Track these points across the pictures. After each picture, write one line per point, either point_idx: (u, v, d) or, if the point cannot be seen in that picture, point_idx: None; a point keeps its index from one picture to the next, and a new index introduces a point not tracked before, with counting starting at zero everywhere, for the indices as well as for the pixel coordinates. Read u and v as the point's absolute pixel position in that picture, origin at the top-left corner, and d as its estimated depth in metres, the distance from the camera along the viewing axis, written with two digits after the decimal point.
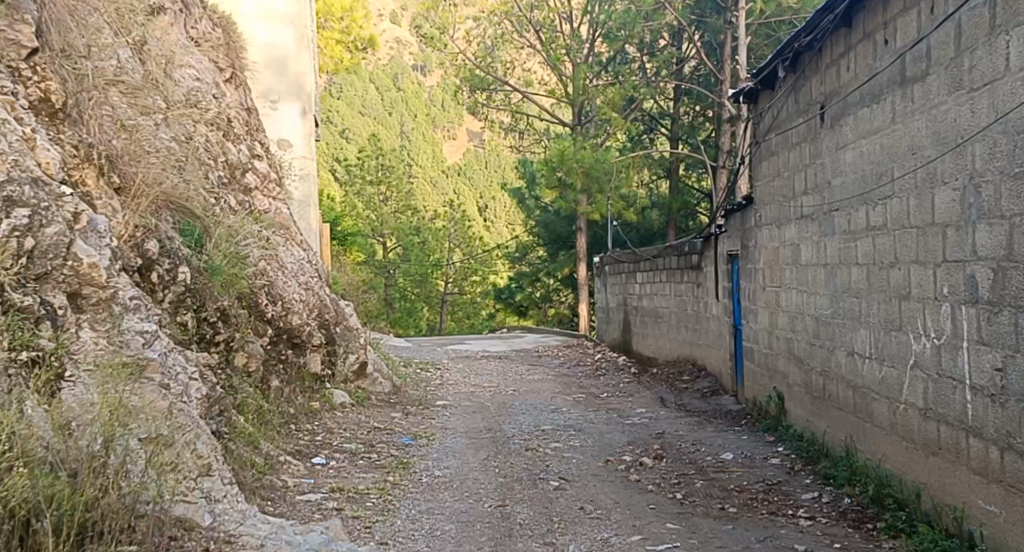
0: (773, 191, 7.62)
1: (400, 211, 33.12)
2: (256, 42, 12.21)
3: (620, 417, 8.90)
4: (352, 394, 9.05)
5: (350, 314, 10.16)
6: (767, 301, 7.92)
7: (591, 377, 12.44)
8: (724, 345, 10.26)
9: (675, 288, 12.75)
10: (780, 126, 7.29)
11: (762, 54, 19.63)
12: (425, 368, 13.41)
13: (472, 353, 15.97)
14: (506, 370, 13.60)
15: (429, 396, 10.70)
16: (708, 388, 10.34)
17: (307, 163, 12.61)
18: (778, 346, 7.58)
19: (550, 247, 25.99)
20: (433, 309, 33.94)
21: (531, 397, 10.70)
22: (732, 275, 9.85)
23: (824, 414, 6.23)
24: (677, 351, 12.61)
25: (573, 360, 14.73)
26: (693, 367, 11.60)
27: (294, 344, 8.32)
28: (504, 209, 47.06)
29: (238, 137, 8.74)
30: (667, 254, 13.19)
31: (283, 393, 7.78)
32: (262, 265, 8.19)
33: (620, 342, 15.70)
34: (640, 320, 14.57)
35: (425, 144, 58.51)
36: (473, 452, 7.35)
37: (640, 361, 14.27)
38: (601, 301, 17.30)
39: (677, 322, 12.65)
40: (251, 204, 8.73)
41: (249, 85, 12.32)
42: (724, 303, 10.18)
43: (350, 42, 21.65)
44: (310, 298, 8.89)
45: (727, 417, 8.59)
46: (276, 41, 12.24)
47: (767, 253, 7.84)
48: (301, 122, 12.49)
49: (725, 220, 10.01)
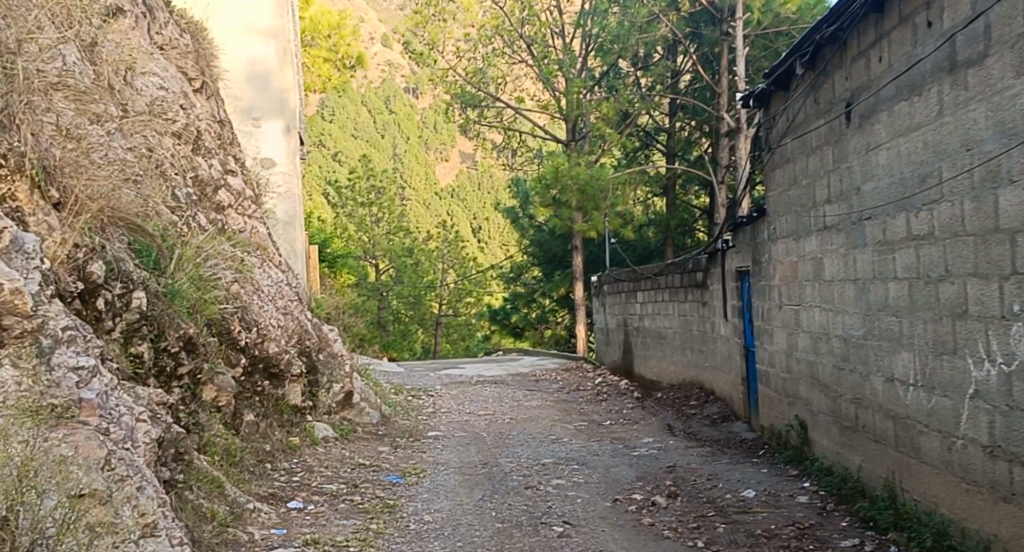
0: (789, 201, 7.00)
1: (392, 232, 32.53)
2: (236, 58, 11.61)
3: (625, 448, 8.26)
4: (337, 427, 8.38)
5: (335, 339, 9.52)
6: (785, 321, 7.29)
7: (593, 403, 11.79)
8: (734, 367, 9.64)
9: (679, 307, 12.12)
10: (797, 129, 6.68)
11: (760, 66, 19.08)
12: (417, 395, 12.76)
13: (466, 377, 15.34)
14: (502, 395, 12.95)
15: (420, 426, 10.04)
16: (717, 413, 9.70)
17: (292, 183, 12.01)
18: (798, 370, 6.94)
19: (546, 267, 25.39)
20: (427, 331, 33.30)
21: (529, 426, 10.04)
22: (742, 292, 9.22)
23: (857, 446, 5.60)
24: (682, 374, 11.97)
25: (572, 384, 14.08)
26: (700, 391, 10.96)
27: (272, 374, 7.65)
28: (497, 229, 46.46)
29: (209, 151, 8.14)
30: (669, 271, 12.58)
31: (258, 429, 7.11)
32: (235, 289, 7.54)
33: (621, 364, 15.05)
34: (642, 341, 13.94)
35: (418, 166, 58.03)
36: (467, 491, 6.69)
37: (643, 384, 13.63)
38: (600, 322, 16.66)
39: (682, 343, 12.02)
40: (224, 223, 8.10)
41: (229, 103, 11.71)
42: (733, 322, 9.55)
43: (338, 61, 21.07)
44: (290, 323, 8.25)
45: (742, 447, 7.94)
46: (257, 55, 11.65)
47: (784, 268, 7.22)
48: (285, 141, 11.86)
49: (732, 233, 9.40)
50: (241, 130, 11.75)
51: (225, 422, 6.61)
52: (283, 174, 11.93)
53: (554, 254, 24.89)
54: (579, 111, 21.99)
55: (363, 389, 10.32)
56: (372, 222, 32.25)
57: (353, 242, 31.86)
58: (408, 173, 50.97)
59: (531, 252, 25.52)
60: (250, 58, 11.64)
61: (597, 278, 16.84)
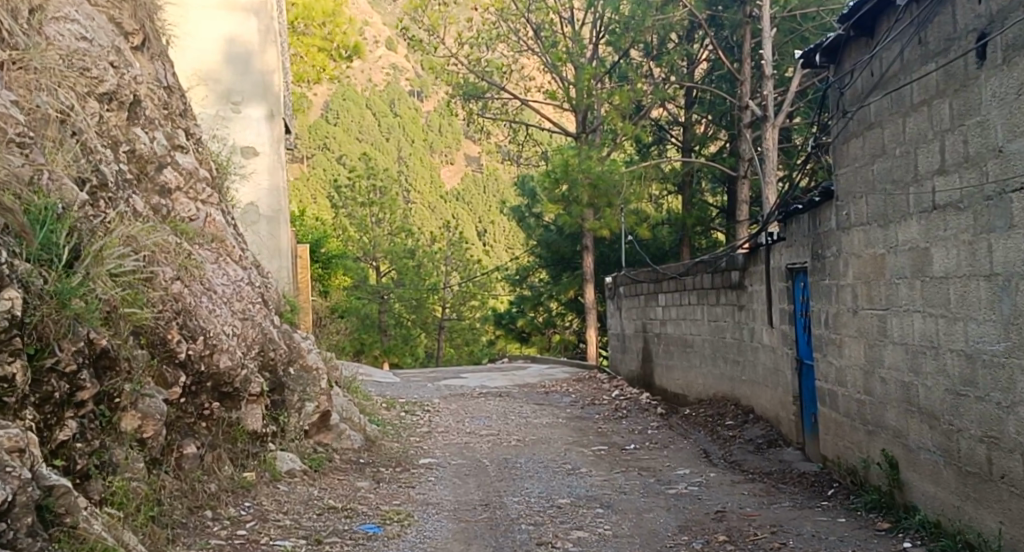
0: (870, 178, 5.55)
1: (394, 233, 31.01)
2: (214, 36, 10.47)
3: (659, 485, 6.80)
4: (307, 458, 6.92)
5: (309, 349, 8.07)
6: (863, 330, 5.85)
7: (610, 422, 10.31)
8: (782, 384, 8.16)
9: (711, 311, 10.67)
10: (886, 84, 5.24)
11: (787, 51, 17.54)
12: (412, 411, 11.31)
13: (469, 389, 13.86)
14: (508, 411, 11.47)
15: (413, 451, 8.59)
16: (763, 438, 8.20)
17: (275, 173, 10.87)
18: (883, 392, 5.52)
19: (554, 268, 23.91)
20: (429, 336, 31.86)
21: (539, 452, 8.58)
22: (795, 294, 7.71)
23: (990, 502, 4.28)
24: (714, 389, 10.51)
25: (586, 397, 12.62)
26: (738, 409, 9.51)
27: (224, 392, 6.20)
28: (503, 233, 45.05)
29: (152, 122, 6.73)
30: (698, 271, 11.09)
31: (202, 465, 5.67)
32: (177, 288, 6.08)
33: (640, 375, 13.57)
34: (664, 350, 12.48)
35: (423, 168, 56.61)
36: (463, 546, 5.22)
37: (666, 398, 12.17)
38: (614, 328, 15.20)
39: (714, 353, 10.56)
40: (170, 208, 6.68)
41: (205, 87, 10.51)
42: (782, 329, 8.04)
43: (334, 50, 19.99)
44: (251, 329, 6.80)
45: (804, 484, 6.48)
46: (238, 32, 10.49)
47: (864, 263, 5.76)
48: (268, 128, 10.73)
49: (780, 224, 7.91)
50: (219, 115, 10.55)
51: (155, 459, 5.16)
52: (265, 164, 10.76)
53: (563, 255, 23.48)
54: (591, 102, 20.55)
55: (344, 405, 8.87)
56: (372, 223, 30.74)
57: (353, 243, 30.40)
58: (412, 176, 49.55)
59: (539, 254, 24.06)
60: (230, 34, 10.48)
61: (611, 279, 15.37)
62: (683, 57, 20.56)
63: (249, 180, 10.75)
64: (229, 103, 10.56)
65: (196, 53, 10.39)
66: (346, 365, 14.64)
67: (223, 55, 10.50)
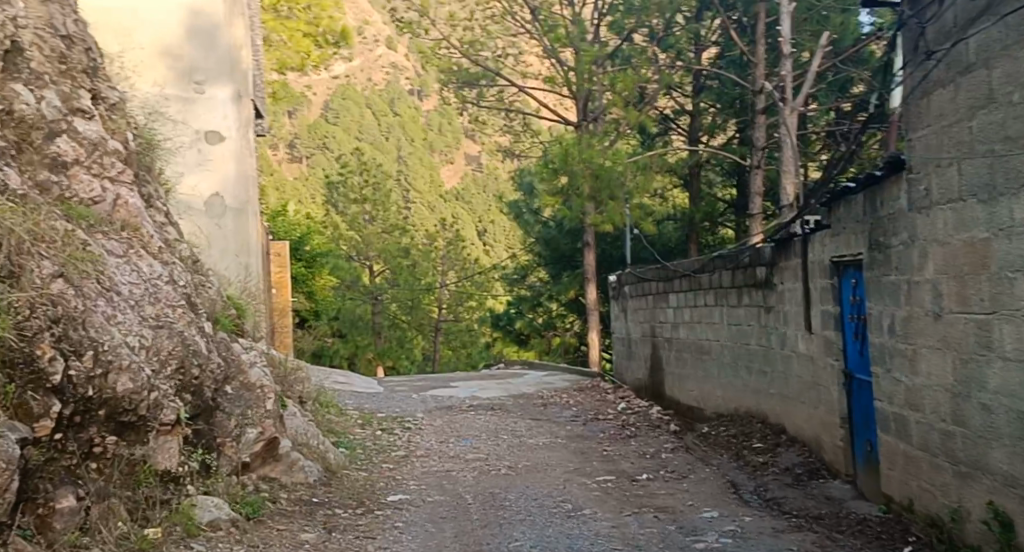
0: (964, 138, 4.26)
1: (388, 230, 29.50)
2: (176, 6, 9.47)
3: (683, 536, 5.42)
4: (238, 501, 5.53)
5: (254, 363, 6.68)
6: (952, 340, 4.47)
7: (616, 443, 8.93)
8: (824, 402, 6.78)
9: (732, 314, 9.31)
10: (997, 6, 4.00)
11: (806, 29, 16.20)
12: (390, 430, 9.93)
13: (457, 401, 12.47)
14: (500, 428, 10.09)
15: (382, 485, 7.20)
16: (803, 469, 6.80)
17: (241, 161, 9.84)
18: (985, 423, 4.16)
19: (555, 267, 22.56)
20: (425, 338, 30.41)
21: (533, 484, 7.22)
22: (844, 293, 6.32)
23: None
24: (736, 403, 9.14)
25: (589, 411, 11.22)
26: (765, 429, 8.16)
27: (124, 423, 4.80)
28: (504, 233, 43.82)
29: (41, 80, 5.51)
30: (715, 267, 9.72)
31: (83, 523, 4.34)
32: (60, 287, 4.67)
33: (648, 385, 12.17)
34: (676, 357, 11.11)
35: (423, 167, 55.35)
36: None
37: (679, 412, 10.80)
38: (618, 332, 13.84)
39: (735, 362, 9.21)
40: (64, 187, 5.37)
41: (167, 65, 9.52)
42: (826, 335, 6.65)
43: (319, 36, 18.79)
44: (169, 340, 5.38)
45: (867, 537, 5.09)
46: (202, 3, 9.50)
47: (953, 251, 4.38)
48: (235, 111, 9.73)
49: (822, 209, 6.54)
50: (180, 97, 9.56)
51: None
52: (230, 151, 9.74)
53: (562, 253, 22.19)
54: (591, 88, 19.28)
55: (305, 427, 7.48)
56: (365, 221, 29.38)
57: (344, 242, 29.03)
58: (411, 175, 48.20)
59: (538, 251, 22.71)
60: (193, 6, 9.50)
61: (615, 279, 14.00)
62: (689, 41, 19.25)
63: (212, 169, 9.71)
64: (191, 82, 9.57)
65: (156, 26, 9.41)
66: (324, 377, 13.24)
67: (184, 28, 9.50)
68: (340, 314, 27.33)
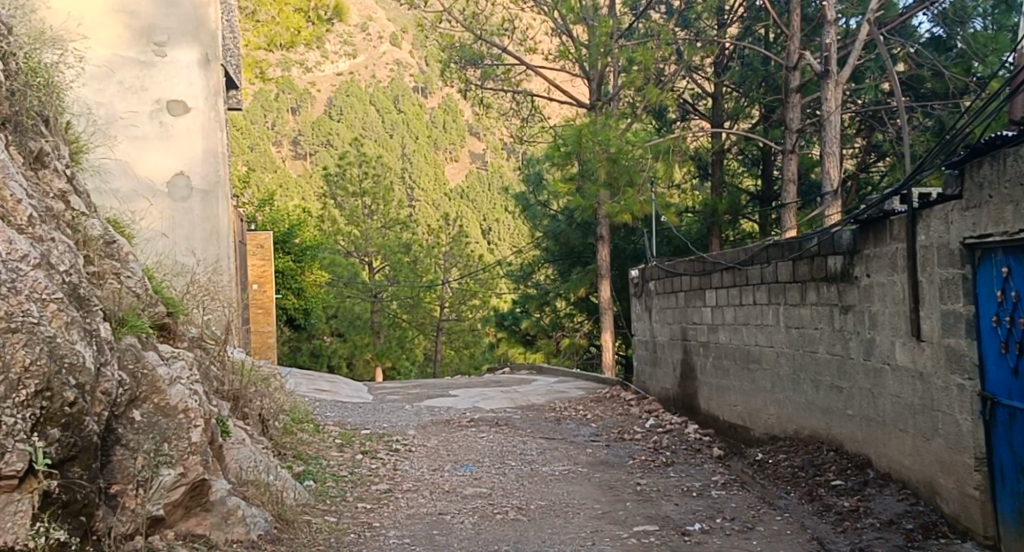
0: None
1: (389, 225, 27.59)
2: None
3: None
4: None
5: (178, 378, 4.95)
6: None
7: (651, 474, 7.25)
8: (943, 433, 5.06)
9: (792, 315, 7.60)
10: None
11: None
12: (374, 454, 8.21)
13: (455, 414, 10.76)
14: (507, 451, 8.40)
15: (351, 539, 5.46)
16: (915, 526, 5.11)
17: (210, 135, 10.41)
18: None
19: (566, 262, 20.86)
20: (426, 338, 28.53)
21: (552, 537, 5.51)
22: (985, 286, 4.67)
23: None
24: (797, 425, 7.43)
25: (612, 427, 9.53)
26: (843, 462, 6.45)
27: None
28: (508, 231, 41.84)
29: None
30: (771, 258, 8.02)
31: None
32: None
33: (678, 397, 10.45)
34: (714, 365, 9.40)
35: (426, 164, 53.43)
36: None
37: (718, 429, 9.09)
38: (641, 334, 12.12)
39: (796, 374, 7.49)
40: None
41: (122, 20, 9.97)
42: (949, 346, 4.97)
43: (311, 12, 16.66)
44: (24, 350, 3.70)
45: None
46: None
47: None
48: (201, 77, 10.29)
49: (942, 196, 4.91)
50: (140, 60, 10.07)
51: None
52: (197, 123, 10.30)
53: (572, 248, 20.49)
54: (605, 64, 17.64)
55: (257, 457, 5.78)
56: (364, 214, 27.54)
57: (341, 237, 27.19)
58: (416, 172, 46.30)
59: (547, 246, 20.99)
60: None
61: (637, 274, 12.27)
62: (713, 14, 17.53)
63: (178, 143, 10.26)
64: (151, 44, 10.09)
65: None
66: (298, 388, 11.55)
67: None
68: (337, 312, 25.69)
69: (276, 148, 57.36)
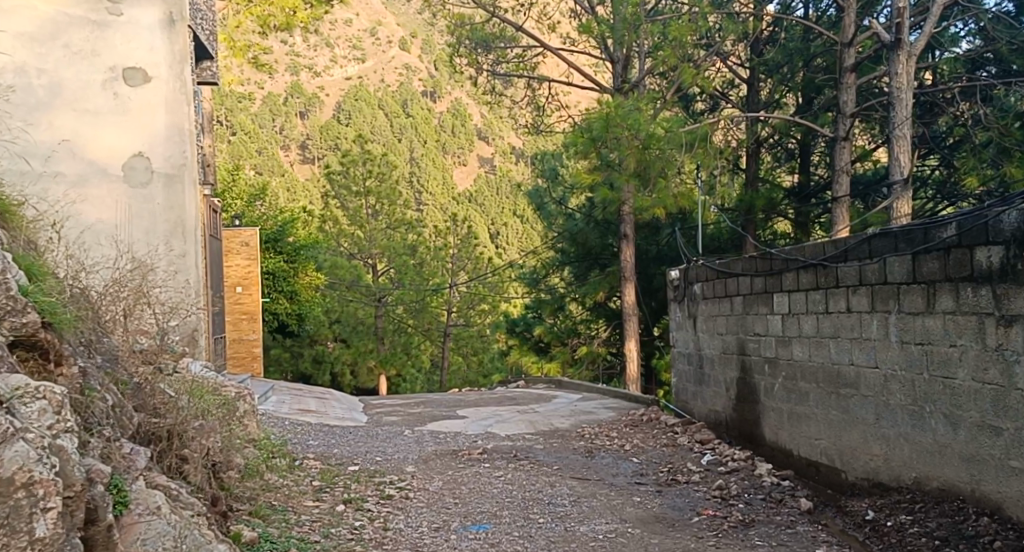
0: None
1: (394, 226, 25.63)
2: None
3: None
4: None
5: (24, 430, 3.23)
6: None
7: (729, 540, 5.45)
8: None
9: (910, 326, 5.75)
10: None
11: None
12: (361, 504, 6.35)
13: (463, 442, 8.88)
14: (530, 500, 6.52)
15: None
16: None
17: (176, 110, 8.66)
18: None
19: (586, 264, 18.96)
20: (433, 344, 26.53)
21: None
22: None
23: None
24: (919, 473, 5.59)
25: (660, 464, 7.69)
26: (1013, 539, 4.80)
27: None
28: (517, 235, 39.58)
29: None
30: (877, 249, 6.10)
31: None
32: None
33: (735, 424, 8.58)
34: (785, 387, 7.50)
35: (434, 167, 51.31)
36: None
37: (793, 468, 7.22)
38: (682, 345, 10.24)
39: (916, 405, 5.65)
40: None
41: None
42: None
43: None
44: None
45: None
46: None
47: None
48: (163, 39, 8.62)
49: None
50: (92, 18, 8.45)
51: None
52: (159, 96, 8.60)
53: (589, 249, 18.63)
54: (631, 44, 15.71)
55: (178, 533, 3.93)
56: (367, 214, 25.66)
57: (343, 238, 25.36)
58: (423, 177, 44.27)
59: (564, 246, 19.11)
60: None
61: (678, 275, 10.37)
62: None
63: (138, 119, 8.55)
64: (104, 3, 8.50)
65: None
66: (267, 409, 9.76)
67: None
68: (339, 318, 23.80)
69: (284, 151, 55.74)
